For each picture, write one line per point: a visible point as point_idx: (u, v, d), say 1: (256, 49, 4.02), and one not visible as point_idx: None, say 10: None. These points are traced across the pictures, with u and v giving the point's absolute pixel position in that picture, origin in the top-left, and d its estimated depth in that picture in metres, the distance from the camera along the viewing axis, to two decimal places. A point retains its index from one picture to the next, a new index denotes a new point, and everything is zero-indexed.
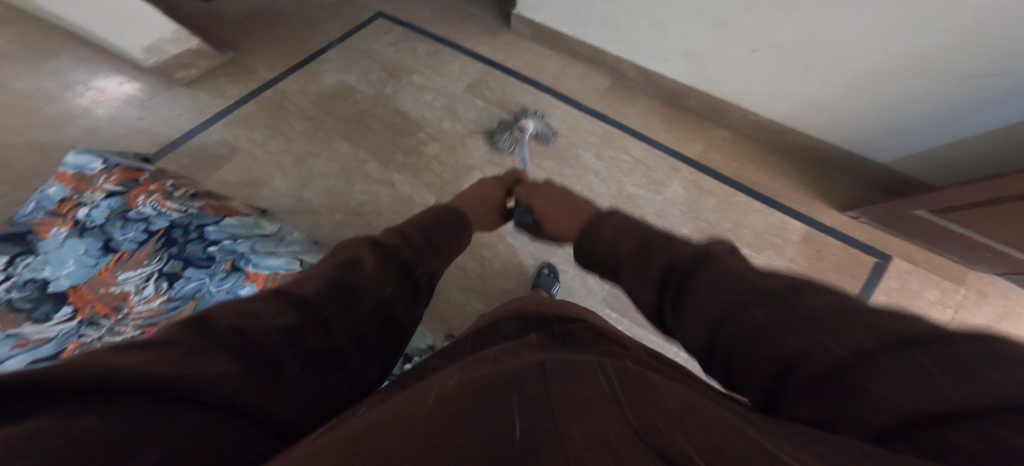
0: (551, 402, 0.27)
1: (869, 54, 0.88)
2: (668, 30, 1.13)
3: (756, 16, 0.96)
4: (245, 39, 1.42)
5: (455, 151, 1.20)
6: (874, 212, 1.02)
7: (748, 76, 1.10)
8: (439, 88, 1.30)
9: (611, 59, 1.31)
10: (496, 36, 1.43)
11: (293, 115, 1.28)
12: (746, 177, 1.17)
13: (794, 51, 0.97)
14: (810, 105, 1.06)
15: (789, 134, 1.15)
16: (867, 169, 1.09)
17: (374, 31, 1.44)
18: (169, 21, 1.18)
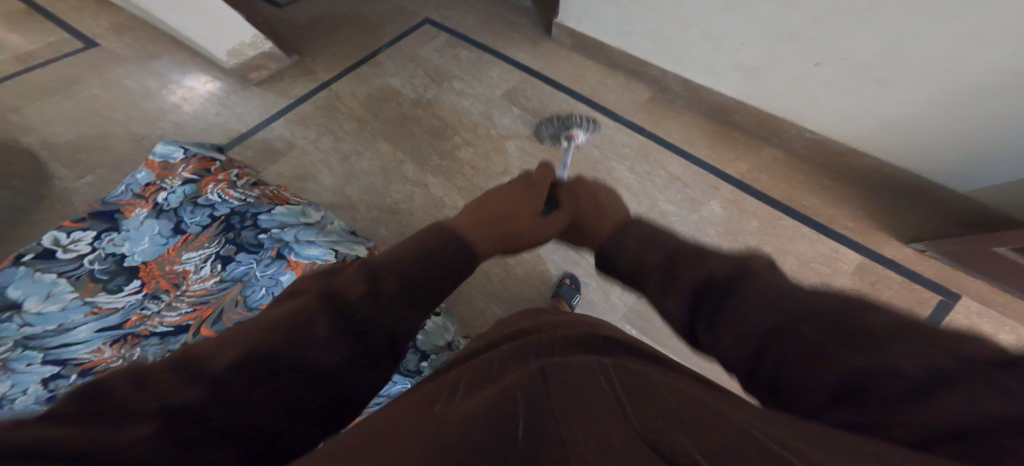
0: (551, 407, 0.29)
1: (959, 70, 0.78)
2: (718, 43, 1.07)
3: (823, 26, 0.88)
4: (308, 45, 1.56)
5: (487, 157, 1.23)
6: (948, 247, 0.90)
7: (809, 91, 1.00)
8: (477, 94, 1.34)
9: (654, 69, 1.27)
10: (537, 44, 1.44)
11: (342, 115, 1.37)
12: (796, 200, 1.07)
13: (864, 66, 0.88)
14: (880, 126, 0.95)
15: (853, 156, 1.04)
16: (944, 199, 0.96)
17: (421, 38, 1.52)
18: (248, 27, 1.32)
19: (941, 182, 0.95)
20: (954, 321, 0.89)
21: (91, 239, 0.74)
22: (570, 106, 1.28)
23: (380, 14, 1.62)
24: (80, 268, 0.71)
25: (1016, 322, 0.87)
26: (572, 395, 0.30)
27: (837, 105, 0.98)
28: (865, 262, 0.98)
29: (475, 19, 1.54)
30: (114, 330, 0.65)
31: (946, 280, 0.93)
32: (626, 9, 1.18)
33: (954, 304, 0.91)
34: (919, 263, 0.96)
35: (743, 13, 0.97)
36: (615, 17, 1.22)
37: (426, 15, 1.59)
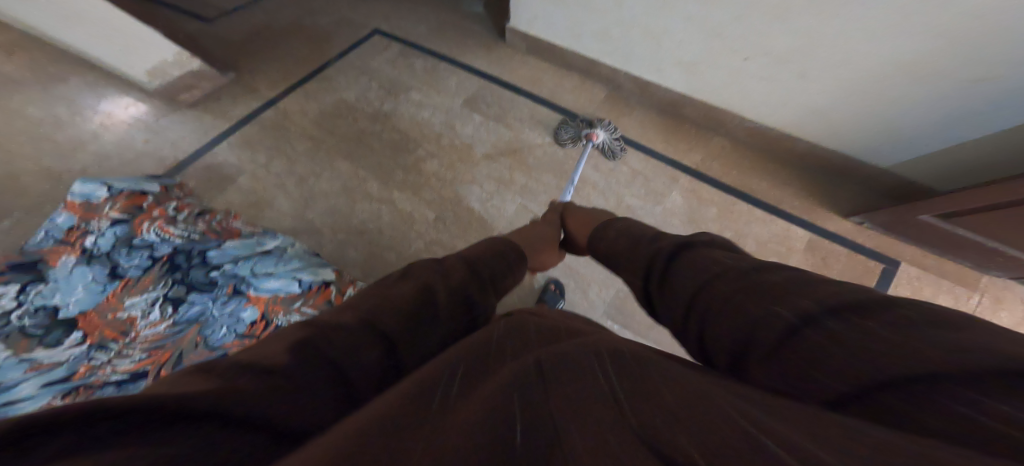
0: (542, 414, 0.22)
1: (863, 59, 0.86)
2: (661, 40, 1.11)
3: (750, 24, 0.94)
4: (247, 60, 1.45)
5: (454, 168, 1.21)
6: (881, 218, 1.01)
7: (743, 83, 1.07)
8: (437, 104, 1.31)
9: (605, 69, 1.30)
10: (492, 50, 1.43)
11: (294, 135, 1.29)
12: (747, 185, 1.15)
13: (787, 58, 0.95)
14: (808, 113, 1.04)
15: (788, 141, 1.13)
16: (870, 175, 1.07)
17: (372, 48, 1.46)
18: (169, 44, 1.20)
19: (861, 158, 1.06)
20: (896, 285, 1.00)
21: (14, 294, 0.64)
22: (531, 110, 1.28)
23: (324, 24, 1.53)
24: (6, 326, 0.61)
25: (948, 280, 0.99)
26: (572, 391, 0.23)
27: (769, 95, 1.06)
28: (812, 237, 1.07)
29: (427, 27, 1.51)
30: (63, 383, 0.55)
31: (883, 247, 1.04)
32: (575, 12, 1.19)
33: (893, 269, 1.02)
34: (857, 234, 1.06)
35: (680, 13, 1.01)
36: (565, 19, 1.23)
37: (375, 24, 1.52)
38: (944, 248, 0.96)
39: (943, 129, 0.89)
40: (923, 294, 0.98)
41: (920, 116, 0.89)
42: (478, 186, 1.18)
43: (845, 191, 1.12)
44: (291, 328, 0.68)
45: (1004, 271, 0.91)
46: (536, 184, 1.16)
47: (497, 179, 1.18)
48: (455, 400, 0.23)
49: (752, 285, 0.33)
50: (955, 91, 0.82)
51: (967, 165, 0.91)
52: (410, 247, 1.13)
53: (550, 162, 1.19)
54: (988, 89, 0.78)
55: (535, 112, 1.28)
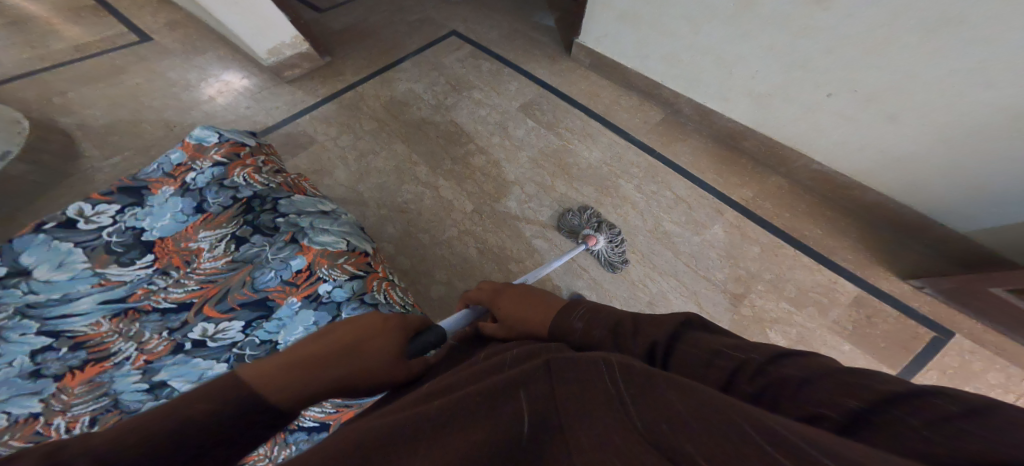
0: (553, 400, 0.30)
1: (969, 106, 0.78)
2: (733, 68, 1.08)
3: (840, 56, 0.89)
4: (341, 47, 1.62)
5: (499, 166, 1.25)
6: (945, 284, 0.88)
7: (818, 121, 1.01)
8: (494, 105, 1.37)
9: (667, 92, 1.29)
10: (556, 62, 1.48)
11: (363, 114, 1.41)
12: (799, 231, 1.07)
13: (875, 97, 0.88)
14: (889, 161, 0.95)
15: (854, 190, 1.04)
16: (943, 239, 0.96)
17: (446, 47, 1.56)
18: (291, 29, 1.41)
19: (942, 222, 0.94)
20: (941, 353, 0.87)
21: (114, 212, 0.78)
22: (583, 122, 1.30)
23: (410, 22, 1.68)
24: (97, 240, 0.74)
25: (1003, 358, 0.85)
26: (575, 384, 0.31)
27: (847, 138, 0.98)
28: (860, 293, 0.96)
29: (499, 33, 1.60)
30: (119, 302, 0.69)
31: (936, 314, 0.91)
32: (648, 32, 1.20)
33: (944, 337, 0.89)
34: (914, 297, 0.94)
35: (758, 39, 0.99)
36: (636, 40, 1.25)
37: (453, 26, 1.64)
38: (1019, 331, 0.81)
39: None
40: (972, 368, 0.85)
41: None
42: (518, 186, 1.20)
43: (909, 251, 1.00)
44: (328, 283, 0.74)
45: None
46: (575, 194, 1.17)
47: (537, 182, 1.20)
48: (488, 390, 0.31)
49: (782, 382, 0.31)
50: None
51: None
52: (444, 233, 1.19)
53: (593, 175, 1.19)
54: None
55: (587, 126, 1.29)
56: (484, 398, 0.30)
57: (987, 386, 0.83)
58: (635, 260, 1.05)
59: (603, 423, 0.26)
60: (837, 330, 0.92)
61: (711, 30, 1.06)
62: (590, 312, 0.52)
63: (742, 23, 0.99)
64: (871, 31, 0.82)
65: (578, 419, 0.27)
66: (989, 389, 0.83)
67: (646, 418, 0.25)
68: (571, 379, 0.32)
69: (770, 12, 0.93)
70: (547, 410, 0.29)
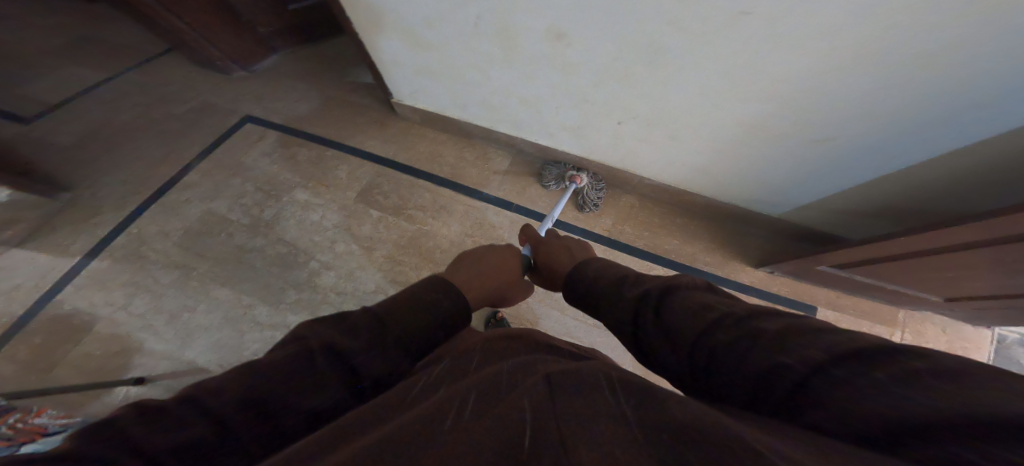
0: (555, 410, 0.26)
1: (719, 122, 0.83)
2: (539, 108, 0.98)
3: (609, 89, 0.85)
4: (83, 168, 1.13)
5: (353, 277, 1.06)
6: (786, 267, 1.05)
7: (627, 144, 1.01)
8: (327, 203, 1.10)
9: (501, 136, 1.14)
10: (385, 125, 1.20)
11: (154, 263, 1.06)
12: (661, 246, 1.15)
13: (653, 121, 0.90)
14: (692, 168, 1.02)
15: (687, 195, 1.12)
16: (769, 224, 1.11)
17: (243, 141, 1.16)
18: None
19: (755, 209, 1.08)
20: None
21: None
22: (432, 193, 1.13)
23: (180, 114, 1.21)
24: None
25: (869, 320, 1.07)
26: (579, 406, 0.26)
27: (653, 154, 1.02)
28: (729, 292, 1.11)
29: (310, 106, 1.22)
30: None
31: (796, 292, 1.11)
32: (454, 84, 0.99)
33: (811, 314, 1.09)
34: (773, 282, 1.12)
35: (539, 82, 0.89)
36: (443, 91, 1.03)
37: (245, 108, 1.21)
38: (849, 287, 1.02)
39: (813, 179, 0.90)
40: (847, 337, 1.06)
41: (786, 167, 0.89)
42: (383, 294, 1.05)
43: (759, 239, 1.16)
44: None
45: (917, 306, 0.99)
46: None
47: (404, 282, 1.06)
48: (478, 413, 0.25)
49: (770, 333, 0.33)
50: (809, 148, 0.81)
51: (846, 210, 0.95)
52: None
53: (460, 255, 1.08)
54: (836, 145, 0.78)
55: (438, 196, 1.12)
56: (480, 426, 0.24)
57: None
58: None
59: (594, 437, 0.22)
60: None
61: (501, 72, 0.90)
62: (602, 270, 0.59)
63: (517, 66, 0.86)
64: (619, 66, 0.78)
65: (571, 431, 0.23)
66: None
67: (647, 431, 0.22)
68: (572, 394, 0.28)
69: (533, 54, 0.82)
70: (544, 423, 0.24)
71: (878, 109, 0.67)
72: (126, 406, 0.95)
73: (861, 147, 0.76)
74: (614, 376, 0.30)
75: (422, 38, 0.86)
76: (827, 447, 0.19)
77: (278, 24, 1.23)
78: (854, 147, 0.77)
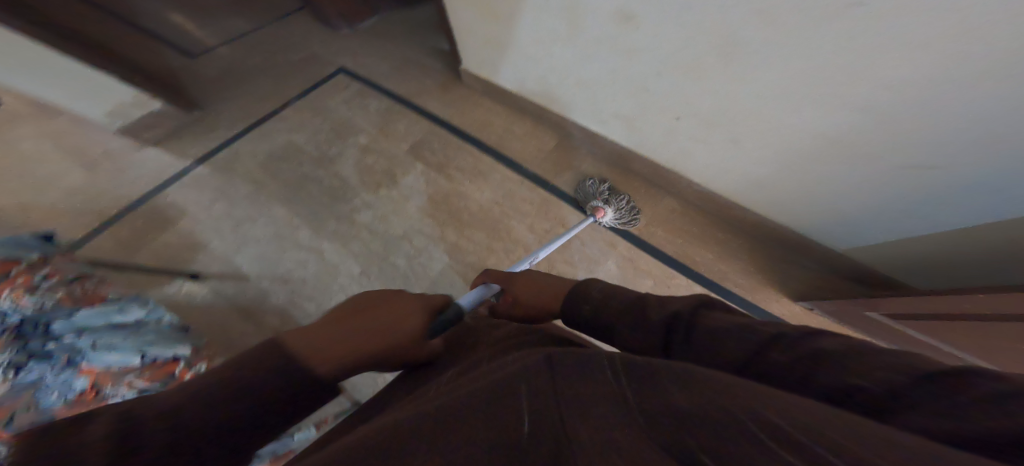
0: (556, 400, 0.27)
1: (788, 128, 0.76)
2: (593, 90, 1.01)
3: (669, 80, 0.84)
4: (213, 97, 1.41)
5: (386, 220, 1.13)
6: (827, 307, 0.91)
7: (679, 143, 0.98)
8: (382, 151, 1.21)
9: (554, 115, 1.18)
10: (448, 90, 1.32)
11: (237, 177, 1.25)
12: (693, 258, 1.05)
13: (711, 121, 0.86)
14: (749, 181, 0.94)
15: (736, 210, 1.03)
16: (826, 258, 0.96)
17: (331, 90, 1.35)
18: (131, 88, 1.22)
19: (817, 240, 0.95)
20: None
21: None
22: (474, 158, 1.18)
23: (292, 63, 1.46)
24: None
25: None
26: (575, 391, 0.28)
27: (706, 160, 0.96)
28: (756, 322, 0.98)
29: (390, 66, 1.39)
30: None
31: (834, 339, 0.95)
32: (514, 55, 1.06)
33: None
34: (808, 320, 0.97)
35: (597, 61, 0.92)
36: (504, 62, 1.11)
37: (340, 62, 1.43)
38: (904, 348, 0.86)
39: (900, 218, 0.76)
40: None
41: (866, 198, 0.78)
42: (407, 241, 1.10)
43: (813, 271, 1.00)
44: (117, 396, 0.63)
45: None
46: (467, 244, 1.08)
47: (428, 235, 1.10)
48: (480, 385, 0.28)
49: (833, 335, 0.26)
50: (896, 176, 0.70)
51: (943, 269, 0.77)
52: (330, 299, 1.06)
53: (485, 220, 1.10)
54: (933, 178, 0.66)
55: (479, 161, 1.18)
56: (489, 396, 0.26)
57: None
58: None
59: (604, 422, 0.23)
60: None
61: (562, 48, 0.94)
62: (613, 290, 0.48)
63: (578, 45, 0.91)
64: (684, 55, 0.77)
65: (575, 417, 0.24)
66: None
67: (653, 418, 0.22)
68: (573, 378, 0.29)
69: (593, 32, 0.85)
70: (551, 409, 0.26)
71: (998, 140, 0.55)
72: (174, 296, 1.09)
73: (966, 186, 0.63)
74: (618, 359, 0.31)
75: (493, 7, 0.95)
76: (893, 434, 0.16)
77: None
78: (955, 184, 0.64)
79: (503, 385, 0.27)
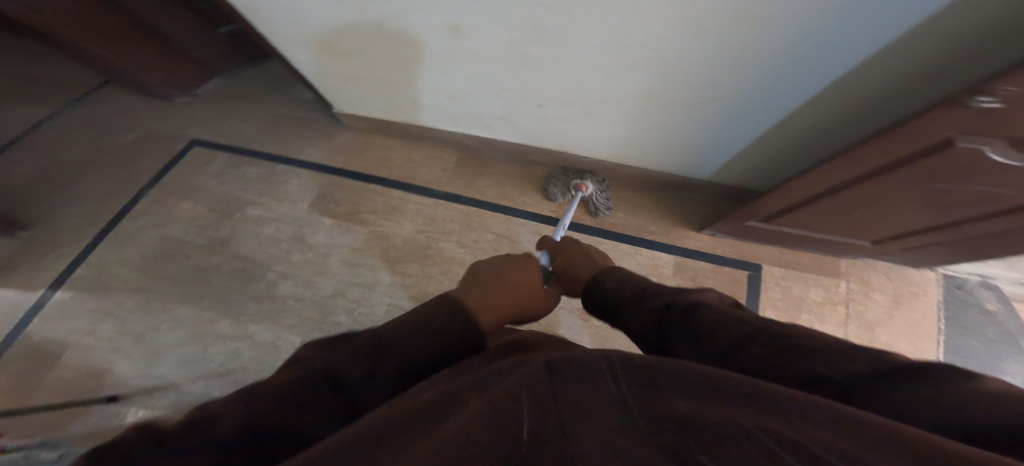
0: (560, 404, 0.28)
1: (618, 93, 0.89)
2: (468, 101, 1.03)
3: (517, 75, 0.90)
4: (36, 208, 1.15)
5: (312, 284, 1.08)
6: (724, 228, 1.13)
7: (556, 126, 1.06)
8: (280, 216, 1.12)
9: (445, 133, 1.17)
10: (333, 137, 1.23)
11: (120, 285, 1.09)
12: (609, 222, 1.21)
13: (567, 101, 0.96)
14: (618, 142, 1.07)
15: (624, 169, 1.18)
16: (705, 188, 1.19)
17: (190, 166, 1.20)
18: None
19: (684, 174, 1.15)
20: (767, 289, 1.12)
21: None
22: (384, 196, 1.15)
23: (127, 143, 1.24)
24: None
25: (814, 272, 1.14)
26: (578, 395, 0.29)
27: (583, 132, 1.06)
28: (677, 259, 1.17)
29: (256, 125, 1.26)
30: None
31: (742, 253, 1.17)
32: (379, 87, 1.02)
33: (756, 270, 1.15)
34: (717, 245, 1.18)
35: (457, 74, 0.94)
36: (374, 96, 1.07)
37: (190, 131, 1.25)
38: (784, 243, 1.12)
39: (719, 138, 0.97)
40: (795, 293, 1.12)
41: (693, 131, 0.97)
42: (341, 296, 1.07)
43: (694, 204, 1.23)
44: None
45: (857, 253, 1.08)
46: (403, 279, 1.08)
47: (362, 282, 1.08)
48: (489, 395, 0.28)
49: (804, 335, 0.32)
50: (701, 110, 0.88)
51: (762, 166, 1.02)
52: None
53: (414, 250, 1.11)
54: (722, 103, 0.85)
55: (388, 199, 1.15)
56: (493, 403, 0.27)
57: (815, 304, 1.10)
58: None
59: (605, 423, 0.24)
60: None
61: (427, 72, 0.94)
62: (626, 280, 0.57)
63: (431, 63, 0.92)
64: (514, 50, 0.84)
65: (576, 420, 0.25)
66: (820, 304, 1.10)
67: (653, 421, 0.24)
68: (571, 386, 0.31)
69: (438, 49, 0.87)
70: (550, 410, 0.27)
71: (736, 68, 0.75)
72: (103, 425, 0.96)
73: (741, 104, 0.84)
74: (619, 363, 0.34)
75: (336, 46, 0.90)
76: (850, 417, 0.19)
77: (213, 50, 1.27)
78: (732, 103, 0.84)
79: (505, 397, 0.28)
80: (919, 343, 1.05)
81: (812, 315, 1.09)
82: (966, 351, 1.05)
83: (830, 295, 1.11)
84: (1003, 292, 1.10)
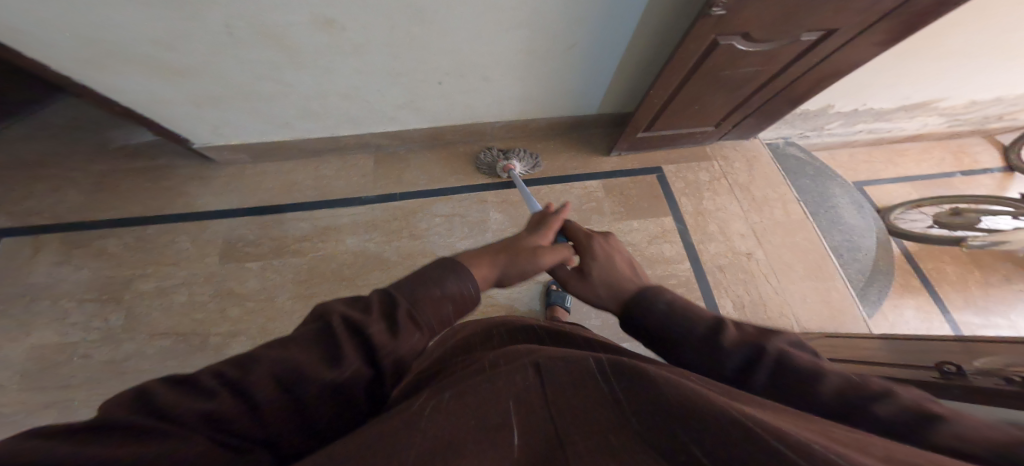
0: (559, 410, 0.21)
1: (498, 54, 0.86)
2: (363, 97, 0.93)
3: (401, 56, 0.81)
4: None
5: (269, 329, 0.90)
6: (624, 146, 1.17)
7: (460, 100, 1.00)
8: (188, 278, 0.95)
9: (349, 138, 1.09)
10: (209, 178, 1.08)
11: (8, 418, 0.78)
12: (563, 168, 1.18)
13: (461, 72, 0.89)
14: (519, 101, 1.05)
15: (531, 122, 1.16)
16: (597, 119, 1.20)
17: (14, 262, 0.93)
18: None
19: (578, 112, 1.16)
20: (671, 184, 1.18)
21: None
22: (308, 220, 1.04)
23: None
24: None
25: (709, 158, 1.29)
26: (577, 396, 0.22)
27: (485, 99, 1.01)
28: (602, 183, 1.16)
29: (86, 190, 1.04)
30: None
31: (643, 162, 1.22)
32: (253, 104, 0.90)
33: (658, 173, 1.20)
34: (625, 163, 1.21)
35: (340, 69, 0.82)
36: (242, 112, 0.92)
37: None
38: (668, 150, 1.24)
39: (595, 78, 1.01)
40: (692, 181, 1.19)
41: (574, 76, 0.99)
42: None
43: (596, 133, 1.25)
44: None
45: (729, 136, 1.24)
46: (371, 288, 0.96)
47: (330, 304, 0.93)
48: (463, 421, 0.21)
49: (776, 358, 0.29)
50: (567, 57, 0.91)
51: (631, 92, 1.10)
52: None
53: (369, 259, 1.00)
54: (583, 49, 0.88)
55: (316, 221, 1.04)
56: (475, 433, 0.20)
57: (718, 182, 1.20)
58: (501, 294, 0.97)
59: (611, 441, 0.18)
60: (617, 217, 1.11)
61: (299, 76, 0.83)
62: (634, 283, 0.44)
63: (309, 64, 0.80)
64: (395, 34, 0.75)
65: (584, 422, 0.20)
66: (723, 185, 1.19)
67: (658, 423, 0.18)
68: (566, 380, 0.24)
69: (309, 47, 0.76)
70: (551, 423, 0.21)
71: (581, 16, 0.78)
72: None
73: (597, 45, 0.88)
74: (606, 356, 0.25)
75: (173, 64, 0.76)
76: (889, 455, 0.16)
77: None
78: (592, 48, 0.88)
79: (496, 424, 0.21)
80: (781, 189, 1.20)
81: (728, 191, 1.18)
82: (808, 189, 1.25)
83: (740, 171, 1.23)
84: (801, 144, 1.35)
